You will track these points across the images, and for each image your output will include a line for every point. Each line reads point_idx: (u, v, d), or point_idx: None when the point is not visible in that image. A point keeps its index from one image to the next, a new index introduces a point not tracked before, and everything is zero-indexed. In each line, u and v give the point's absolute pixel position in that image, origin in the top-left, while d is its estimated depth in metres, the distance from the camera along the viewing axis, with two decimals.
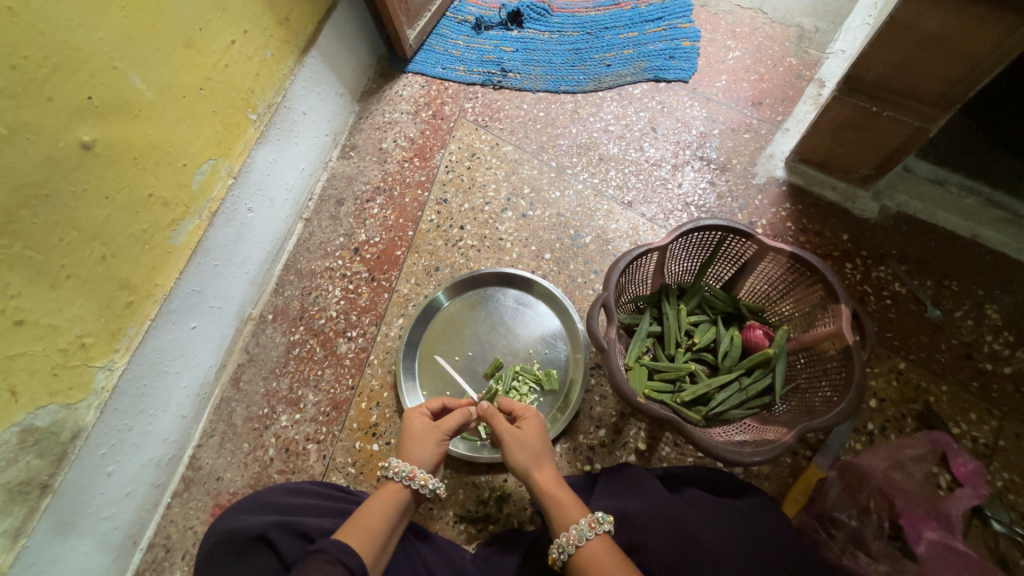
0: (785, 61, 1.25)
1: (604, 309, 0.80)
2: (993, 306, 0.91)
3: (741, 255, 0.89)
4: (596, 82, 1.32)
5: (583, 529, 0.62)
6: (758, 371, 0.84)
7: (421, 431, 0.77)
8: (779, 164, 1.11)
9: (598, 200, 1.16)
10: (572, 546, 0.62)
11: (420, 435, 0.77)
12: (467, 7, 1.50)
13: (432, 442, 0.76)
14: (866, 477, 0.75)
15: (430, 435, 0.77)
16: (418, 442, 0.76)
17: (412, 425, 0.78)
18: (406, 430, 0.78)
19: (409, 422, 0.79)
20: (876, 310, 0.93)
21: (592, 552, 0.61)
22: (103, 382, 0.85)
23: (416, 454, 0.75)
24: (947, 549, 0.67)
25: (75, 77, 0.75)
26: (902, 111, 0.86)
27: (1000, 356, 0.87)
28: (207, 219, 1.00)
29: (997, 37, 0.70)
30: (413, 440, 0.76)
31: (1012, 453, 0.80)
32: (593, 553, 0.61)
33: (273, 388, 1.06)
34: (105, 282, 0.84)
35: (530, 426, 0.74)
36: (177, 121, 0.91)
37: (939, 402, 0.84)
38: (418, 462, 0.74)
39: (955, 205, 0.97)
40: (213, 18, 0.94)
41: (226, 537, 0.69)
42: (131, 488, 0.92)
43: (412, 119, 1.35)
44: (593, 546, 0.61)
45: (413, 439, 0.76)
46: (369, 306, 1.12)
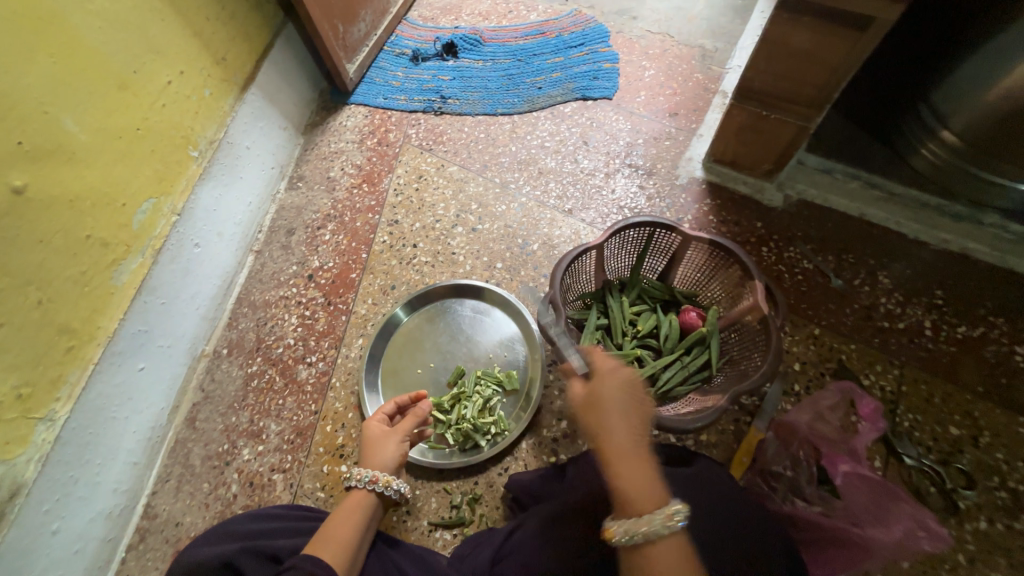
0: (693, 76, 1.40)
1: (552, 305, 0.86)
2: (884, 273, 1.05)
3: (670, 246, 0.98)
4: (530, 104, 1.42)
5: (658, 519, 0.55)
6: (696, 349, 0.93)
7: (378, 436, 0.81)
8: (697, 166, 1.25)
9: (542, 210, 1.24)
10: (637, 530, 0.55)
11: (378, 440, 0.80)
12: (404, 41, 1.59)
13: (389, 445, 0.80)
14: (794, 430, 0.83)
15: (388, 438, 0.81)
16: (376, 447, 0.80)
17: (370, 431, 0.82)
18: (365, 438, 0.82)
19: (367, 430, 0.82)
20: (791, 285, 1.06)
21: (657, 543, 0.55)
22: (44, 434, 0.81)
23: (376, 459, 0.78)
24: (862, 479, 0.74)
25: (4, 122, 0.75)
26: (786, 113, 1.01)
27: (894, 314, 1.00)
28: (151, 257, 0.99)
29: (844, 49, 0.85)
30: (371, 446, 0.80)
31: (914, 396, 0.92)
32: (664, 550, 0.54)
33: (232, 423, 1.04)
34: (42, 328, 0.81)
35: (613, 390, 0.63)
36: (113, 162, 0.91)
37: (851, 359, 0.96)
38: (378, 464, 0.78)
39: (843, 189, 1.11)
40: (148, 60, 0.96)
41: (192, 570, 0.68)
42: (80, 545, 0.87)
43: (358, 147, 1.40)
44: (664, 544, 0.55)
45: (371, 445, 0.80)
46: (327, 330, 1.13)
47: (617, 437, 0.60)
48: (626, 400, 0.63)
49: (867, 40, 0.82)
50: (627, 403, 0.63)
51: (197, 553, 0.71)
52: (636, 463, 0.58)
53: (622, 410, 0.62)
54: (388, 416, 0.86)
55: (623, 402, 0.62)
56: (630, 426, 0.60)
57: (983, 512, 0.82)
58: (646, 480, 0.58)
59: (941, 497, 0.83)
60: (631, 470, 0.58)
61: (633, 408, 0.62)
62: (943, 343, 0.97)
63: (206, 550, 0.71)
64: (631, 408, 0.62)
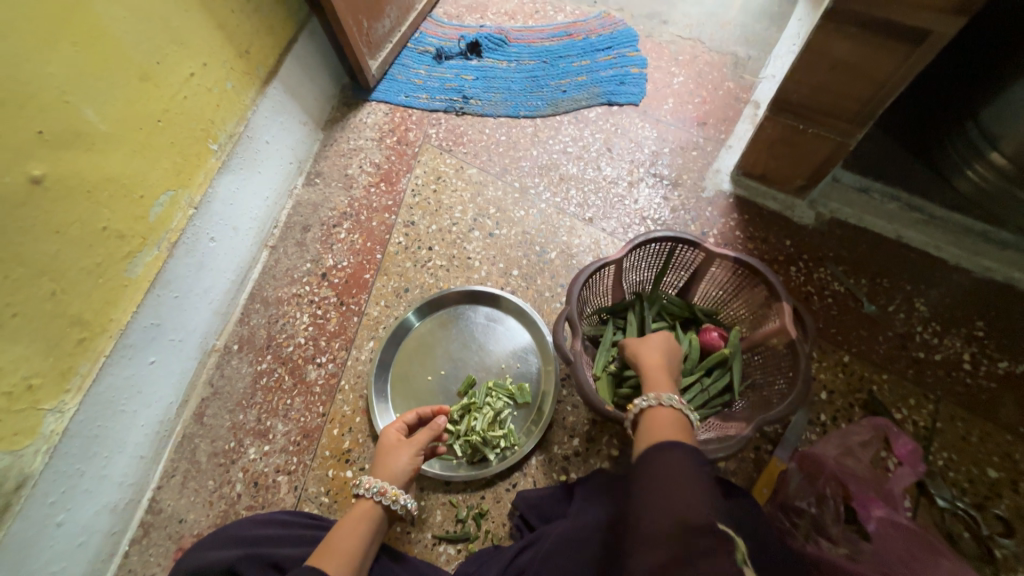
0: (724, 85, 1.36)
1: (569, 321, 0.84)
2: (920, 300, 1.00)
3: (692, 262, 0.95)
4: (553, 107, 1.39)
5: (664, 399, 0.67)
6: (717, 371, 0.90)
7: (394, 445, 0.78)
8: (725, 179, 1.20)
9: (561, 218, 1.21)
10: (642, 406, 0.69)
11: (393, 450, 0.78)
12: (427, 38, 1.57)
13: (402, 455, 0.77)
14: (820, 464, 0.78)
15: (402, 449, 0.78)
16: (389, 457, 0.77)
17: (387, 438, 0.80)
18: (382, 444, 0.80)
19: (383, 436, 0.80)
20: (820, 308, 1.01)
21: (658, 417, 0.66)
22: (53, 426, 0.81)
23: (388, 469, 0.76)
24: (895, 526, 0.70)
25: (26, 110, 0.74)
26: (825, 128, 0.96)
27: (930, 345, 0.95)
28: (166, 250, 0.98)
29: (894, 63, 0.80)
30: (385, 455, 0.78)
31: (950, 434, 0.87)
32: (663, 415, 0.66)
33: (239, 421, 1.03)
34: (55, 319, 0.80)
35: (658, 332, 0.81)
36: (132, 154, 0.90)
37: (882, 390, 0.91)
38: (388, 476, 0.75)
39: (881, 210, 1.07)
40: (171, 52, 0.95)
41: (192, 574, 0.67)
42: (85, 537, 0.87)
43: (377, 145, 1.38)
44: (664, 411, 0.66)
45: (385, 453, 0.78)
46: (338, 331, 1.11)
47: (645, 355, 0.76)
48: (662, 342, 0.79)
49: (920, 56, 0.77)
50: (661, 340, 0.79)
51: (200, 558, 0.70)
52: (658, 373, 0.73)
53: (662, 343, 0.78)
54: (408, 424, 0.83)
55: (655, 338, 0.79)
56: (664, 351, 0.77)
57: (1021, 563, 0.77)
58: (662, 385, 0.71)
59: (975, 543, 0.78)
60: (656, 378, 0.72)
61: (666, 346, 0.78)
62: (982, 378, 0.91)
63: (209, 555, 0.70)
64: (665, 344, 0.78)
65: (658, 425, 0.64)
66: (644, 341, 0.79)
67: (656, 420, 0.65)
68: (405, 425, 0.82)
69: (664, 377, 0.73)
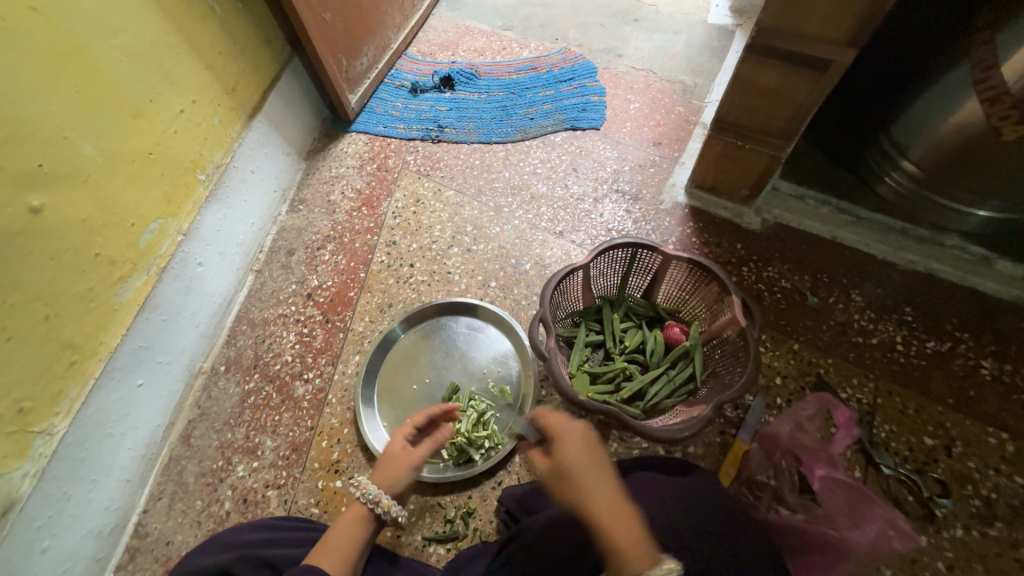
0: (675, 109, 1.50)
1: (543, 323, 0.91)
2: (856, 291, 1.12)
3: (652, 266, 1.04)
4: (522, 133, 1.51)
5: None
6: (681, 363, 0.98)
7: (398, 452, 0.80)
8: (680, 192, 1.32)
9: (534, 232, 1.30)
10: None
11: (397, 457, 0.80)
12: (403, 74, 1.68)
13: (403, 465, 0.79)
14: (776, 440, 0.87)
15: (405, 458, 0.80)
16: (391, 465, 0.79)
17: (393, 444, 0.81)
18: (387, 449, 0.81)
19: (390, 442, 0.82)
20: (770, 302, 1.12)
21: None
22: (41, 448, 0.82)
23: (386, 477, 0.78)
24: (837, 483, 0.78)
25: (27, 145, 0.79)
26: (760, 144, 1.09)
27: (867, 330, 1.06)
28: (155, 274, 1.02)
29: (808, 87, 0.94)
30: (389, 461, 0.79)
31: (889, 408, 0.96)
32: None
33: (227, 440, 1.05)
34: (46, 343, 0.82)
35: (571, 450, 0.70)
36: (125, 184, 0.95)
37: (828, 372, 1.01)
38: (385, 483, 0.77)
39: (815, 214, 1.19)
40: (163, 91, 1.02)
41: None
42: (69, 564, 0.86)
43: (358, 172, 1.46)
44: None
45: (388, 460, 0.80)
46: (325, 347, 1.15)
47: (580, 489, 0.66)
48: (580, 451, 0.70)
49: (826, 80, 0.91)
50: (590, 461, 0.69)
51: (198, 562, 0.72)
52: (614, 522, 0.61)
53: (583, 470, 0.68)
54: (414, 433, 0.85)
55: (583, 457, 0.69)
56: (602, 482, 0.66)
57: (960, 520, 0.85)
58: (625, 539, 0.59)
59: (919, 505, 0.86)
60: (613, 529, 0.61)
61: (589, 457, 0.70)
62: (913, 357, 1.02)
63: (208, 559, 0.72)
64: (592, 474, 0.67)
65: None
66: (572, 467, 0.68)
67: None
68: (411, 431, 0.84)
69: (625, 523, 0.61)
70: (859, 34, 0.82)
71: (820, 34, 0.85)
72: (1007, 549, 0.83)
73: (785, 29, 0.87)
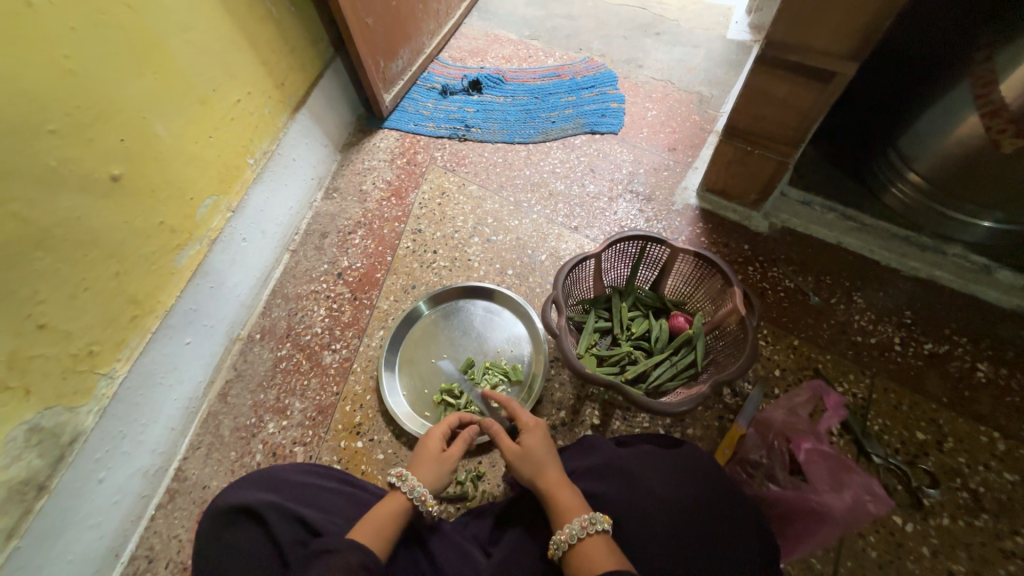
0: (691, 118, 1.58)
1: (555, 304, 0.98)
2: (857, 294, 1.16)
3: (660, 259, 1.11)
4: (544, 135, 1.60)
5: (575, 528, 0.68)
6: (683, 349, 1.05)
7: (434, 452, 0.83)
8: (692, 195, 1.39)
9: (550, 226, 1.38)
10: (567, 543, 0.68)
11: (434, 457, 0.82)
12: (435, 77, 1.80)
13: (440, 466, 0.81)
14: (769, 424, 0.92)
15: (444, 458, 0.82)
16: (432, 464, 0.81)
17: (428, 443, 0.84)
18: (422, 448, 0.83)
19: (427, 441, 0.84)
20: (773, 300, 1.17)
21: (587, 550, 0.66)
22: (104, 389, 0.92)
23: (426, 475, 0.80)
24: (822, 455, 0.83)
25: (114, 122, 0.90)
26: (768, 150, 1.15)
27: (866, 330, 1.11)
28: (207, 245, 1.13)
29: (813, 97, 1.00)
30: (428, 460, 0.81)
31: (884, 404, 1.01)
32: (588, 550, 0.66)
33: (260, 400, 1.14)
34: (115, 296, 0.93)
35: (534, 436, 0.82)
36: (187, 162, 1.06)
37: (826, 367, 1.06)
38: (427, 483, 0.79)
39: (821, 219, 1.25)
40: (224, 82, 1.14)
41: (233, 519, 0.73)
42: (119, 496, 0.96)
43: (389, 165, 1.57)
44: (587, 544, 0.67)
45: (428, 458, 0.82)
46: (352, 321, 1.25)
47: (541, 468, 0.78)
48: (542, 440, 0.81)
49: (831, 91, 0.98)
50: (545, 447, 0.80)
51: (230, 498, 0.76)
52: (559, 485, 0.75)
53: (542, 452, 0.79)
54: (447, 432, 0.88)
55: (540, 443, 0.80)
56: (552, 462, 0.78)
57: (946, 509, 0.89)
58: (569, 502, 0.72)
59: (906, 494, 0.91)
60: (557, 492, 0.74)
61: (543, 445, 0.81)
62: (910, 357, 1.07)
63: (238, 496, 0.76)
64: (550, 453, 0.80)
65: (593, 567, 0.64)
66: (530, 451, 0.79)
67: (589, 562, 0.65)
68: (445, 432, 0.87)
69: (566, 488, 0.75)
70: (861, 48, 0.89)
71: (825, 48, 0.92)
72: (990, 538, 0.87)
73: (792, 42, 0.94)
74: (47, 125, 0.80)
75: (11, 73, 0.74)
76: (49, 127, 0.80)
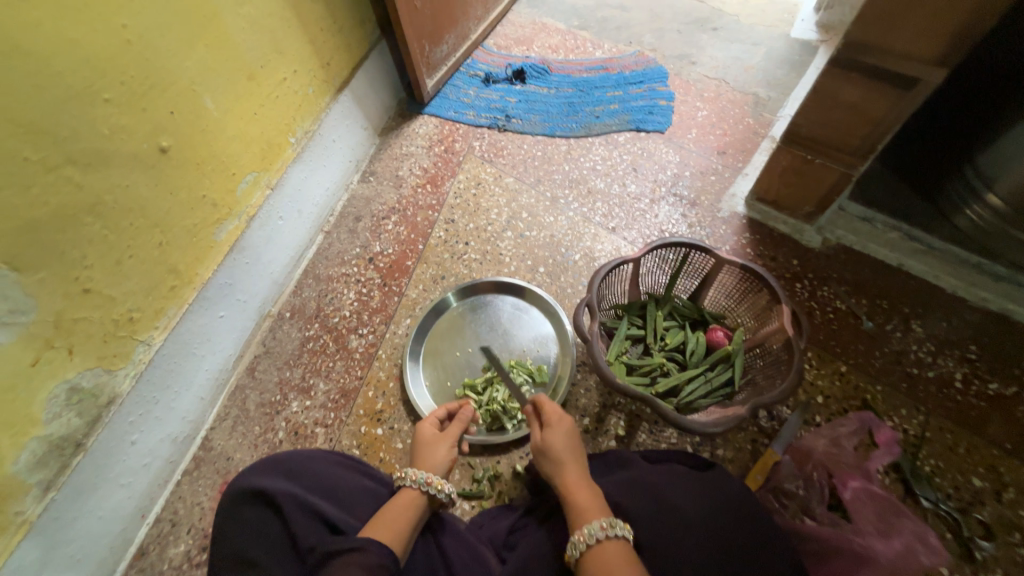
0: (744, 120, 1.49)
1: (588, 308, 0.95)
2: (917, 321, 1.07)
3: (703, 268, 1.05)
4: (586, 130, 1.54)
5: (594, 531, 0.65)
6: (720, 366, 0.99)
7: (432, 438, 0.85)
8: (740, 202, 1.32)
9: (586, 226, 1.34)
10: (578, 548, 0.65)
11: (432, 445, 0.84)
12: (478, 64, 1.76)
13: (442, 449, 0.83)
14: (810, 453, 0.88)
15: (440, 442, 0.85)
16: (431, 451, 0.83)
17: (424, 432, 0.86)
18: (418, 439, 0.85)
19: (420, 430, 0.87)
20: (822, 321, 1.10)
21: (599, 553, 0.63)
22: (141, 355, 0.94)
23: (430, 459, 0.82)
24: (869, 494, 0.80)
25: (164, 94, 0.91)
26: (831, 160, 1.07)
27: (925, 362, 1.02)
28: (245, 221, 1.14)
29: (889, 105, 0.92)
30: (425, 448, 0.83)
31: (937, 444, 0.93)
32: (601, 554, 0.63)
33: (286, 377, 1.16)
34: (158, 265, 0.95)
35: (562, 431, 0.78)
36: (231, 137, 1.07)
37: (875, 399, 0.99)
38: (431, 468, 0.80)
39: (882, 238, 1.16)
40: (272, 59, 1.14)
41: (253, 503, 0.73)
42: (148, 459, 0.99)
43: (426, 152, 1.55)
44: (601, 548, 0.64)
45: (424, 444, 0.84)
46: (380, 307, 1.24)
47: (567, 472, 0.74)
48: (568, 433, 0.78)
49: (909, 100, 0.89)
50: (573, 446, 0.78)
51: (251, 481, 0.76)
52: (581, 488, 0.72)
53: (568, 451, 0.76)
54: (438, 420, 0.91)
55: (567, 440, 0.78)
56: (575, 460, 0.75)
57: (1000, 566, 0.82)
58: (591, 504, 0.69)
59: (957, 544, 0.83)
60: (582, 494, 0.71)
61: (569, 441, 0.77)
62: (971, 395, 0.98)
63: (260, 480, 0.75)
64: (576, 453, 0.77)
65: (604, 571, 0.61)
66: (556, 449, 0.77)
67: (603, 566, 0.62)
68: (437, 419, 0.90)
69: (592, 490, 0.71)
70: (952, 53, 0.81)
71: (910, 51, 0.84)
72: None
73: (872, 44, 0.86)
74: (103, 93, 0.81)
75: (71, 39, 0.75)
76: (103, 95, 0.81)
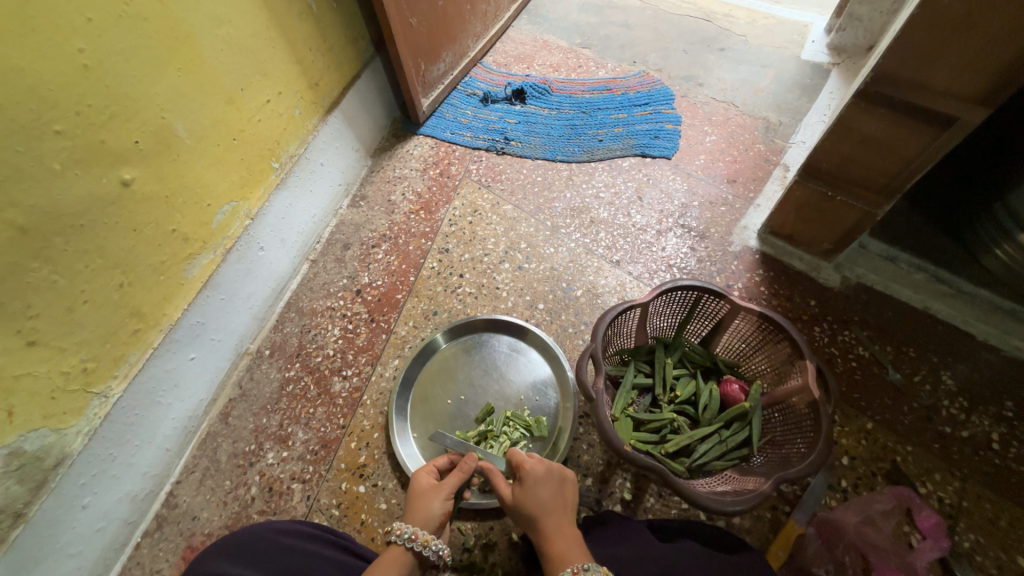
0: (755, 146, 1.42)
1: (592, 359, 0.84)
2: (947, 372, 1.00)
3: (717, 313, 0.97)
4: (588, 154, 1.47)
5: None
6: (737, 424, 0.90)
7: (426, 489, 0.76)
8: (752, 236, 1.24)
9: (589, 258, 1.26)
10: None
11: (424, 494, 0.75)
12: (477, 83, 1.69)
13: (434, 501, 0.74)
14: (841, 531, 0.81)
15: (435, 492, 0.75)
16: (422, 500, 0.74)
17: (419, 483, 0.77)
18: (412, 488, 0.77)
19: (414, 481, 0.77)
20: (843, 370, 1.02)
21: None
22: (97, 409, 0.86)
23: (419, 513, 0.73)
24: None
25: (127, 123, 0.82)
26: (854, 197, 0.99)
27: (957, 420, 0.95)
28: (221, 255, 1.06)
29: (922, 143, 0.84)
30: (417, 498, 0.74)
31: (976, 514, 0.85)
32: None
33: (262, 424, 1.06)
34: (118, 309, 0.86)
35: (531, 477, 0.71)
36: (207, 165, 0.99)
37: (906, 462, 0.91)
38: (421, 521, 0.72)
39: (907, 279, 1.09)
40: (254, 81, 1.06)
41: None
42: (103, 523, 0.89)
43: (421, 175, 1.47)
44: None
45: (417, 497, 0.75)
46: (366, 346, 1.15)
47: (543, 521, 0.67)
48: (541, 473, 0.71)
49: (947, 138, 0.81)
50: (549, 488, 0.70)
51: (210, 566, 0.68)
52: (556, 536, 0.65)
53: (541, 496, 0.69)
54: (439, 470, 0.81)
55: (541, 485, 0.70)
56: (551, 504, 0.68)
57: None
58: (566, 549, 0.64)
59: None
60: (556, 543, 0.65)
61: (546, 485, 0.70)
62: (1012, 460, 0.90)
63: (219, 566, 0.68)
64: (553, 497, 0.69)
65: None
66: (526, 497, 0.69)
67: None
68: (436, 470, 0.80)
69: (567, 537, 0.65)
70: (997, 92, 0.73)
71: (946, 88, 0.76)
72: None
73: (906, 77, 0.79)
74: (55, 125, 0.72)
75: (16, 67, 0.67)
76: (55, 127, 0.72)
